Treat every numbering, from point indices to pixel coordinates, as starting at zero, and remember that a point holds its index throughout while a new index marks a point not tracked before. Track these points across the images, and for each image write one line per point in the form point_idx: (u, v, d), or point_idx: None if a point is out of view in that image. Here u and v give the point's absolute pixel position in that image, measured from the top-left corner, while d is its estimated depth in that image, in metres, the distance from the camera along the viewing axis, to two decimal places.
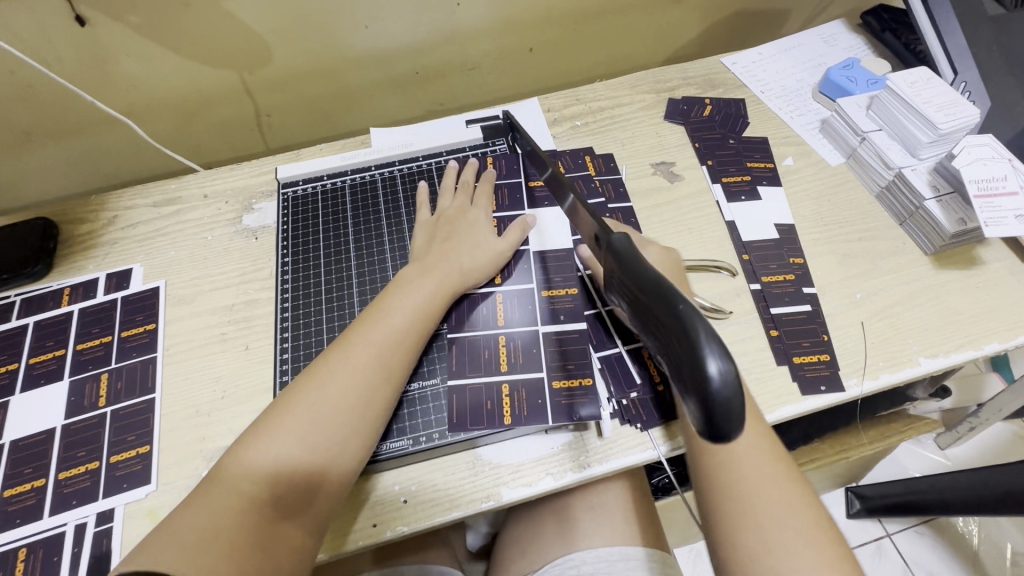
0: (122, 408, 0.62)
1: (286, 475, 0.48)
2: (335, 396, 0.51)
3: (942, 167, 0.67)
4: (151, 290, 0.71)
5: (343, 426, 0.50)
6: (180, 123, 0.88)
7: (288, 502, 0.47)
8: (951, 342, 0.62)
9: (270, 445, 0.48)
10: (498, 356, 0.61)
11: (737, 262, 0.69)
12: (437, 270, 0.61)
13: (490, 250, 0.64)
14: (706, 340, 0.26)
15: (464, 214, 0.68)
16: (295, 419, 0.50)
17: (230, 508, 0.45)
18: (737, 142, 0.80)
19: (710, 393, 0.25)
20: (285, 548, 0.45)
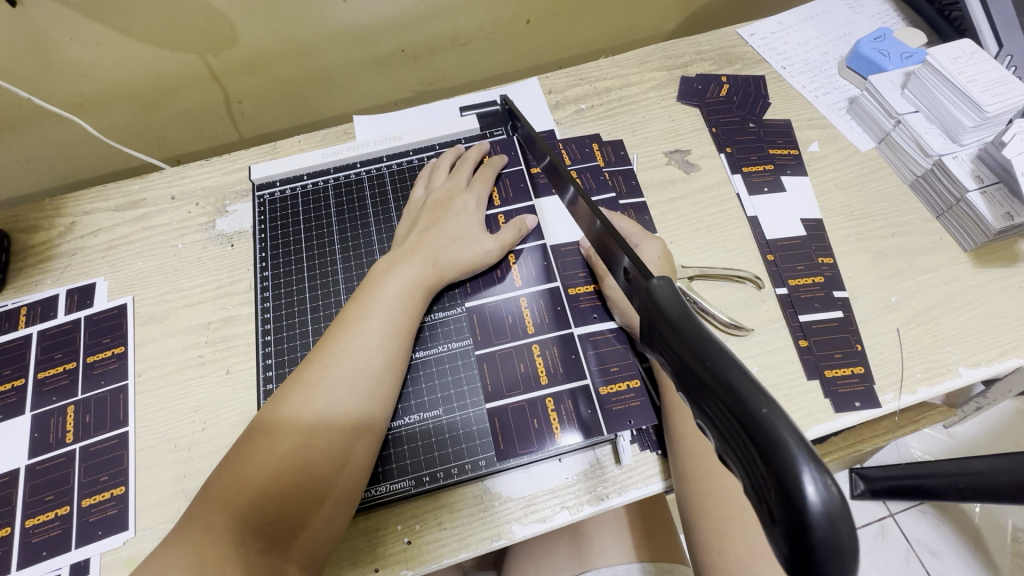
0: (92, 444, 0.56)
1: (273, 502, 0.42)
2: (323, 414, 0.46)
3: (988, 155, 0.61)
4: (118, 308, 0.64)
5: (333, 445, 0.45)
6: (140, 112, 0.79)
7: (278, 535, 0.42)
8: (994, 349, 0.58)
9: (255, 471, 0.43)
10: (537, 367, 0.56)
11: (761, 264, 0.63)
12: (416, 262, 0.55)
13: (478, 247, 0.58)
14: (798, 450, 0.20)
15: (453, 199, 0.60)
16: (281, 443, 0.44)
17: (211, 545, 0.39)
18: (758, 125, 0.73)
19: (811, 531, 0.19)
20: None
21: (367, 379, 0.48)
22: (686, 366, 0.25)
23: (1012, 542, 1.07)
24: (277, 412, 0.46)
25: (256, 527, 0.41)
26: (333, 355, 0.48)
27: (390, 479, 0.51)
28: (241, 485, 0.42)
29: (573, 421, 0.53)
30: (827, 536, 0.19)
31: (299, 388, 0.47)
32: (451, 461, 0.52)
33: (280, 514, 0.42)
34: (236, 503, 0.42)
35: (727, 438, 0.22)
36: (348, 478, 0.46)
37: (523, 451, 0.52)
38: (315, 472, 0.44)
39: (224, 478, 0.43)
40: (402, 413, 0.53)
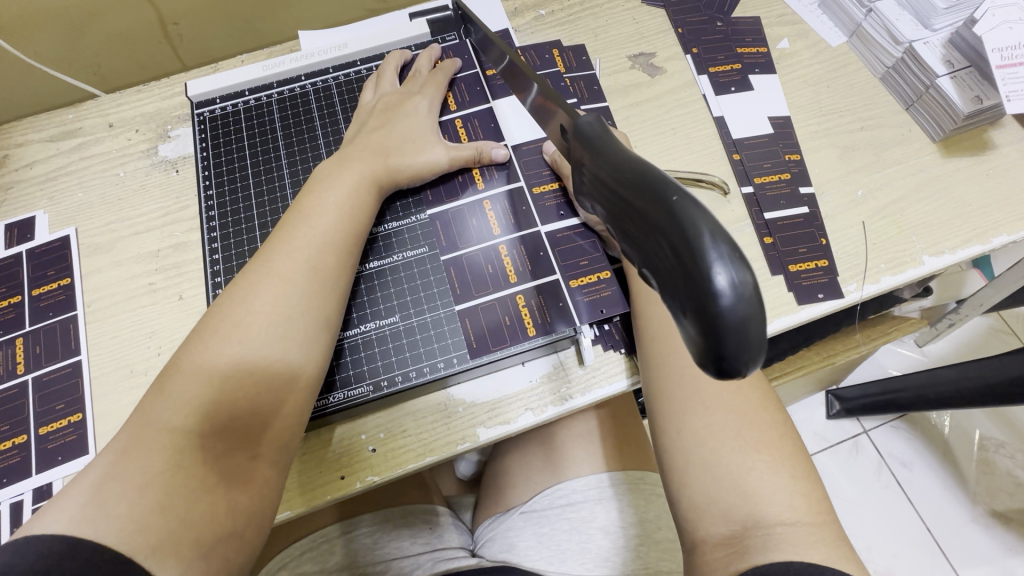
0: (45, 374, 0.55)
1: (225, 408, 0.41)
2: (273, 317, 0.44)
3: (959, 38, 0.59)
4: (61, 240, 0.61)
5: (285, 349, 0.44)
6: (67, 37, 0.73)
7: (238, 438, 0.41)
8: (957, 237, 0.57)
9: (199, 381, 0.41)
10: (505, 267, 0.54)
11: (727, 164, 0.61)
12: (359, 164, 0.52)
13: (426, 158, 0.55)
14: (714, 245, 0.22)
15: (405, 102, 0.57)
16: (228, 348, 0.42)
17: (161, 453, 0.38)
18: (726, 24, 0.70)
19: (724, 311, 0.22)
20: (245, 487, 0.41)
21: (318, 281, 0.46)
22: (621, 198, 0.27)
23: (979, 449, 1.10)
24: (223, 319, 0.43)
25: (211, 432, 0.40)
26: (285, 258, 0.46)
27: (348, 386, 0.51)
28: (182, 396, 0.40)
29: (543, 318, 0.52)
30: (736, 313, 0.21)
31: (242, 294, 0.44)
32: (410, 365, 0.51)
33: (237, 419, 0.41)
34: (184, 411, 0.40)
35: (653, 254, 0.25)
36: (308, 380, 0.45)
37: (495, 348, 0.51)
38: (272, 375, 0.43)
39: (165, 388, 0.41)
40: (358, 320, 0.52)
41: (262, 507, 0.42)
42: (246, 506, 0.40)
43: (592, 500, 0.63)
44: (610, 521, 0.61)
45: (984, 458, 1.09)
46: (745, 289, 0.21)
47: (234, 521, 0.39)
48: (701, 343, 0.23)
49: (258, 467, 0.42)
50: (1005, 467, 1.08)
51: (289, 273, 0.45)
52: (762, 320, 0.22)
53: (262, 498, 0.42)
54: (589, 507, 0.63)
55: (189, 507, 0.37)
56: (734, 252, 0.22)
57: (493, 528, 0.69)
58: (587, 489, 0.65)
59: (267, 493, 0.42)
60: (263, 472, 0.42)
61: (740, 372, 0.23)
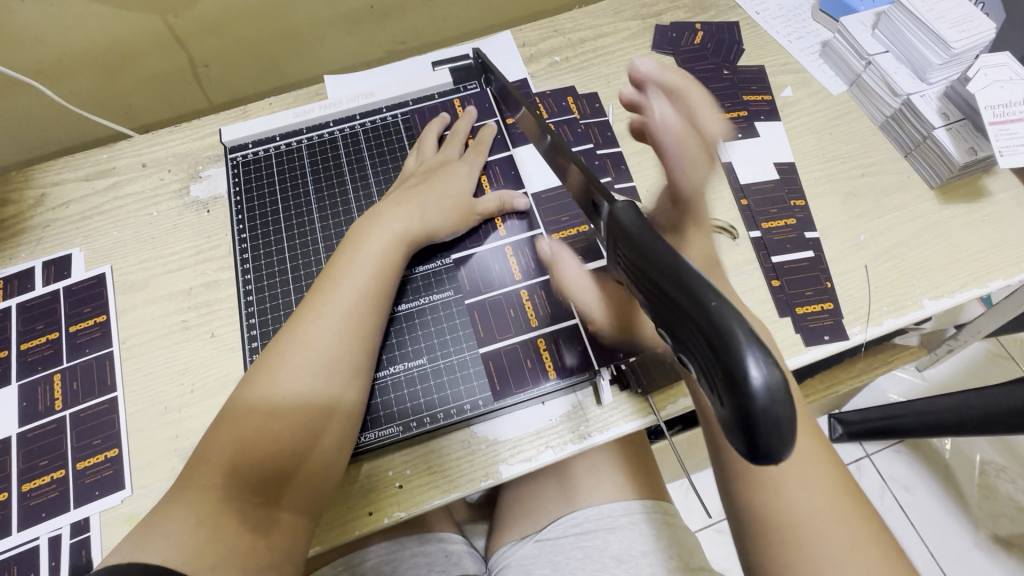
0: (82, 410, 0.57)
1: (261, 462, 0.44)
2: (306, 374, 0.47)
3: (954, 93, 0.62)
4: (96, 278, 0.64)
5: (317, 407, 0.47)
6: (103, 79, 0.76)
7: (272, 489, 0.44)
8: (956, 280, 0.60)
9: (244, 430, 0.45)
10: (525, 310, 0.57)
11: (735, 209, 0.64)
12: (390, 220, 0.55)
13: (455, 211, 0.58)
14: (746, 342, 0.25)
15: (445, 165, 0.61)
16: (267, 404, 0.46)
17: (207, 499, 0.42)
18: (732, 72, 0.73)
19: (758, 407, 0.24)
20: (280, 529, 0.44)
21: (349, 337, 0.49)
22: (658, 288, 0.29)
23: (980, 474, 1.11)
24: (263, 376, 0.47)
25: (249, 484, 0.44)
26: (322, 315, 0.49)
27: (378, 426, 0.53)
28: (229, 442, 0.45)
29: (562, 361, 0.55)
30: (770, 410, 0.24)
31: (280, 350, 0.48)
32: (437, 406, 0.54)
33: (274, 469, 0.45)
34: (227, 463, 0.44)
35: (688, 343, 0.27)
36: (338, 436, 0.48)
37: (518, 390, 0.54)
38: (305, 431, 0.46)
39: (213, 439, 0.45)
40: (388, 362, 0.55)
41: (297, 546, 0.45)
42: (278, 553, 0.44)
43: (606, 528, 0.65)
44: (622, 549, 0.63)
45: (985, 483, 1.11)
46: (779, 389, 0.23)
47: (267, 567, 0.43)
48: (737, 432, 0.25)
49: (289, 518, 0.45)
50: (1006, 491, 1.10)
51: (323, 328, 0.48)
52: (791, 413, 0.24)
53: (292, 545, 0.45)
54: (602, 536, 0.64)
55: (228, 549, 0.41)
56: (766, 349, 0.25)
57: (507, 555, 0.70)
58: (599, 518, 0.66)
59: (296, 541, 0.45)
60: (298, 515, 0.45)
61: (772, 458, 0.25)
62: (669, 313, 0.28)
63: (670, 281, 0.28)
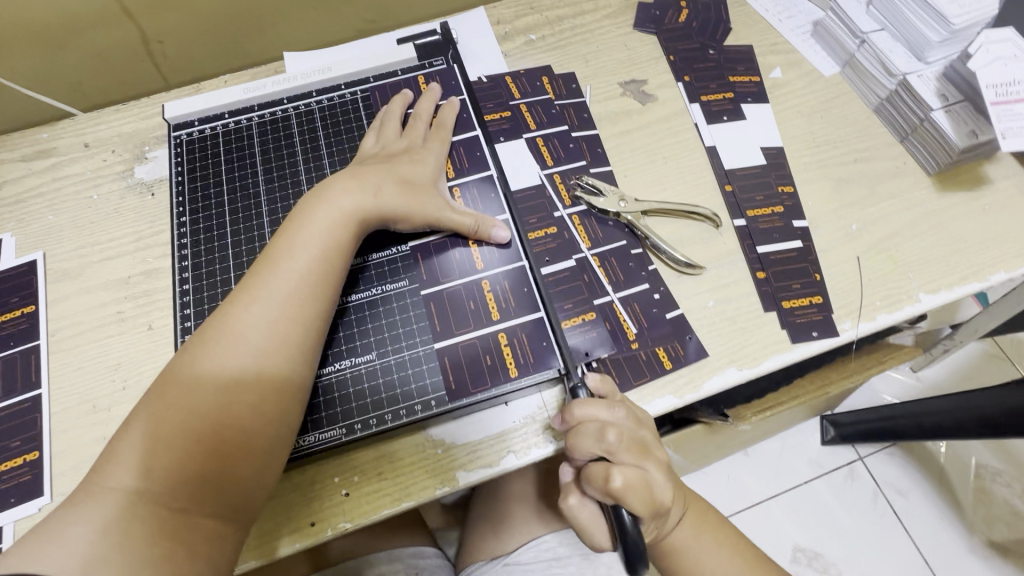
0: (2, 409, 0.52)
1: (182, 462, 0.40)
2: (235, 368, 0.43)
3: (954, 72, 0.58)
4: (27, 265, 0.59)
5: (246, 404, 0.43)
6: (47, 55, 0.72)
7: (195, 491, 0.40)
8: (955, 273, 0.56)
9: (166, 423, 0.41)
10: (486, 304, 0.52)
11: (718, 196, 0.60)
12: (340, 198, 0.50)
13: (411, 194, 0.52)
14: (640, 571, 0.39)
15: (407, 151, 0.56)
16: (189, 400, 0.42)
17: (117, 502, 0.38)
18: (718, 52, 0.69)
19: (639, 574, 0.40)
20: (200, 536, 0.40)
21: (287, 326, 0.45)
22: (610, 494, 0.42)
23: (975, 478, 1.08)
24: (187, 369, 0.43)
25: (166, 486, 0.40)
26: (258, 302, 0.45)
27: (320, 428, 0.48)
28: (147, 438, 0.41)
29: (526, 357, 0.50)
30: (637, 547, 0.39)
31: (209, 340, 0.44)
32: (386, 406, 0.49)
33: (196, 467, 0.40)
34: (142, 462, 0.40)
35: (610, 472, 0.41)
36: (272, 434, 0.43)
37: (475, 391, 0.49)
38: (232, 428, 0.42)
39: (128, 438, 0.41)
40: (333, 358, 0.50)
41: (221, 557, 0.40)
42: (201, 563, 0.39)
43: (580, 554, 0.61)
44: None
45: (980, 487, 1.07)
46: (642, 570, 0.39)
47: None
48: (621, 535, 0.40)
49: (212, 524, 0.40)
50: (1001, 496, 1.06)
51: (258, 314, 0.45)
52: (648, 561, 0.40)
53: (218, 554, 0.40)
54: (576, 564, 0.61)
55: (136, 559, 0.37)
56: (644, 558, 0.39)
57: None
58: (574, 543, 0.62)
59: (222, 549, 0.41)
60: (222, 522, 0.41)
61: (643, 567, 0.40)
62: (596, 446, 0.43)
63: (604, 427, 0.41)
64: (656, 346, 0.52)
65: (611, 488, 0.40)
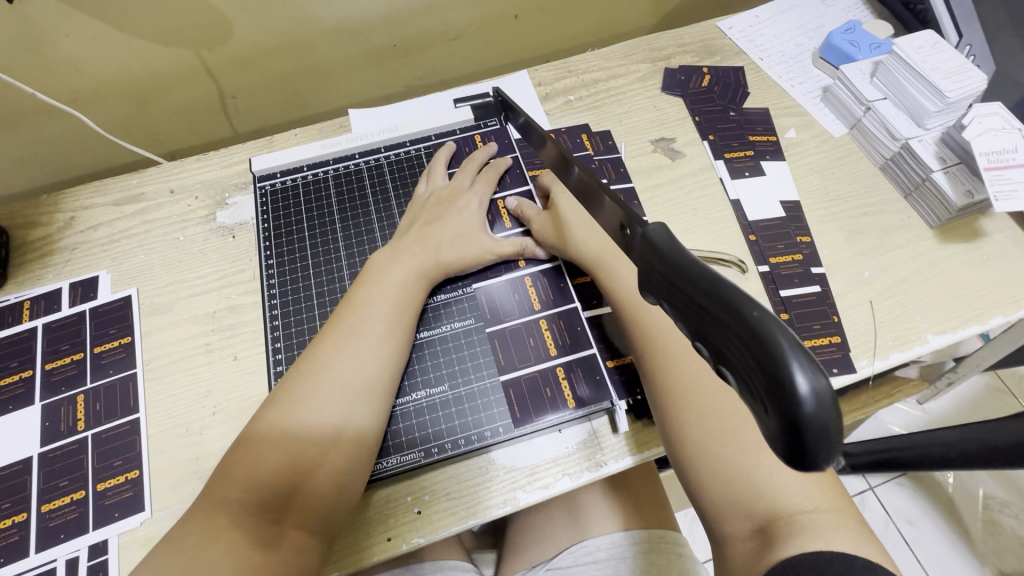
0: (104, 431, 0.58)
1: (277, 477, 0.46)
2: (323, 394, 0.49)
3: (950, 138, 0.66)
4: (123, 300, 0.65)
5: (330, 427, 0.48)
6: (135, 108, 0.80)
7: (286, 504, 0.46)
8: (958, 316, 0.62)
9: (262, 444, 0.47)
10: (534, 337, 0.59)
11: (744, 244, 0.67)
12: (411, 253, 0.58)
13: (467, 243, 0.60)
14: (789, 349, 0.22)
15: (455, 197, 0.63)
16: (284, 422, 0.48)
17: (221, 514, 0.44)
18: (738, 114, 0.77)
19: (807, 415, 0.21)
20: (289, 547, 0.45)
21: (367, 359, 0.51)
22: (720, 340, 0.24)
23: (983, 508, 1.12)
24: (282, 397, 0.49)
25: (264, 501, 0.45)
26: (343, 338, 0.52)
27: (400, 452, 0.54)
28: (247, 458, 0.46)
29: (581, 390, 0.57)
30: (821, 418, 0.21)
31: (299, 373, 0.51)
32: (458, 432, 0.55)
33: (286, 485, 0.46)
34: (245, 478, 0.46)
35: (732, 355, 0.24)
36: (351, 454, 0.49)
37: (537, 417, 0.56)
38: (316, 448, 0.47)
39: (233, 459, 0.47)
40: (410, 388, 0.56)
41: (306, 566, 0.45)
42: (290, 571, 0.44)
43: (617, 557, 0.65)
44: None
45: (988, 517, 1.11)
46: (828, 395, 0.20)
47: None
48: (784, 441, 0.22)
49: (300, 535, 0.46)
50: (1010, 526, 1.09)
51: (339, 351, 0.51)
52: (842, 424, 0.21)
53: (303, 564, 0.45)
54: (614, 565, 0.64)
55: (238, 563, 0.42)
56: (812, 357, 0.22)
57: None
58: (611, 548, 0.67)
59: (309, 559, 0.46)
60: (306, 535, 0.46)
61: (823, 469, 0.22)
62: (692, 326, 0.27)
63: (708, 293, 0.25)
64: None
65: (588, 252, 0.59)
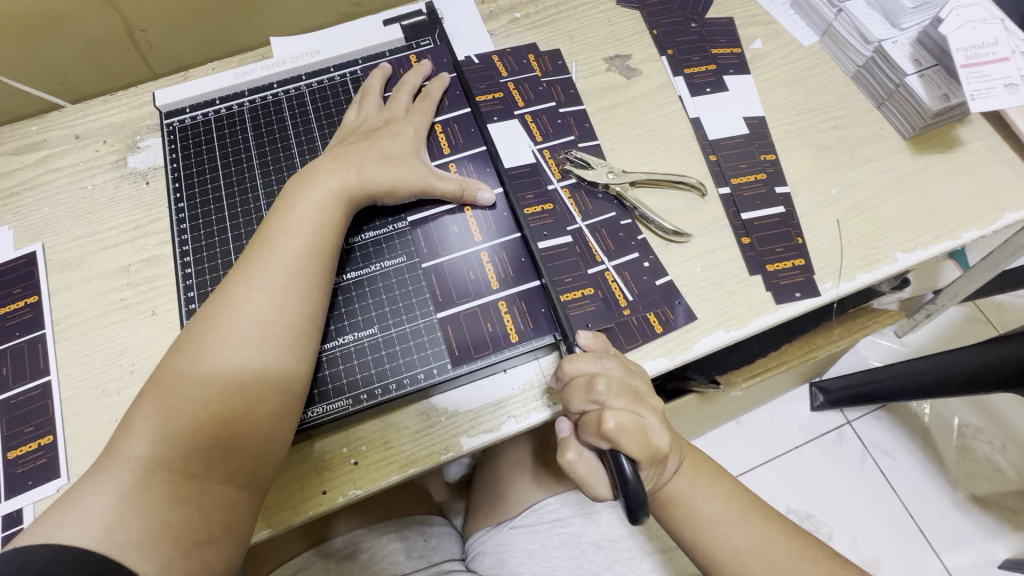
0: (13, 397, 0.54)
1: (194, 430, 0.42)
2: (236, 339, 0.44)
3: (927, 37, 0.60)
4: (27, 257, 0.60)
5: (252, 372, 0.44)
6: (30, 46, 0.71)
7: (209, 457, 0.42)
8: (930, 233, 0.58)
9: (171, 396, 0.42)
10: (461, 269, 0.54)
11: (703, 165, 0.62)
12: (327, 181, 0.51)
13: (392, 169, 0.54)
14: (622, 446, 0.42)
15: (386, 121, 0.58)
16: (197, 372, 0.43)
17: (129, 473, 0.40)
18: (700, 25, 0.70)
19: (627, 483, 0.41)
20: (213, 502, 0.41)
21: (285, 298, 0.46)
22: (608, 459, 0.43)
23: (957, 436, 1.11)
24: (190, 343, 0.45)
25: (178, 456, 0.41)
26: (254, 277, 0.46)
27: (327, 400, 0.50)
28: (154, 410, 0.42)
29: (526, 323, 0.53)
30: (635, 494, 0.40)
31: (209, 316, 0.46)
32: (390, 377, 0.51)
33: (201, 438, 0.42)
34: (155, 432, 0.41)
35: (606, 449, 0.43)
36: (276, 401, 0.45)
37: (477, 356, 0.52)
38: (236, 395, 0.43)
39: (136, 416, 0.42)
40: (336, 333, 0.52)
41: (237, 521, 0.42)
42: (217, 526, 0.41)
43: (583, 512, 0.63)
44: (600, 535, 0.62)
45: (962, 444, 1.11)
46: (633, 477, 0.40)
47: (205, 541, 0.40)
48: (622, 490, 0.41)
49: (224, 490, 0.42)
50: (983, 452, 1.10)
51: (254, 291, 0.46)
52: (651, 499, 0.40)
53: (234, 519, 0.42)
54: (580, 522, 0.62)
55: (157, 521, 0.38)
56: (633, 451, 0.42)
57: (482, 541, 0.67)
58: (576, 503, 0.63)
59: (238, 516, 0.42)
60: (233, 490, 0.42)
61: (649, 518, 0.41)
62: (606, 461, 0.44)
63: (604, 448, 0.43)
64: (647, 311, 0.54)
65: (605, 430, 0.42)
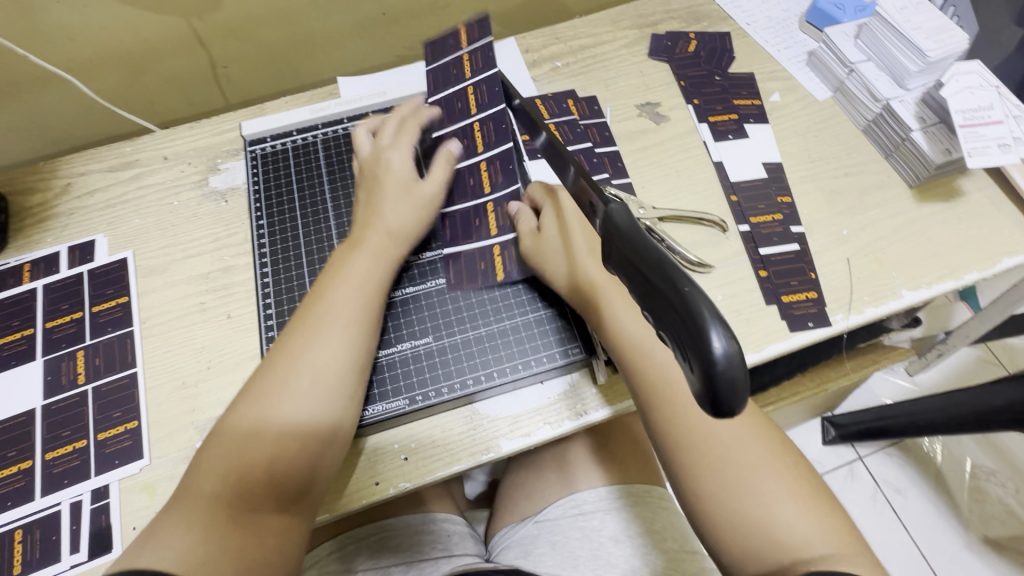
0: (103, 384, 0.60)
1: (251, 469, 0.46)
2: (293, 384, 0.49)
3: (930, 98, 0.67)
4: (119, 263, 0.67)
5: (305, 414, 0.48)
6: (129, 78, 0.81)
7: (264, 492, 0.46)
8: (933, 273, 0.63)
9: (233, 437, 0.47)
10: (494, 265, 0.62)
11: (725, 204, 0.68)
12: (365, 241, 0.58)
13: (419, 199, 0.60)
14: (710, 318, 0.30)
15: (378, 161, 0.62)
16: (258, 415, 0.48)
17: (199, 506, 0.45)
18: (723, 78, 0.78)
19: (719, 369, 0.30)
20: (267, 530, 0.45)
21: (337, 347, 0.51)
22: (659, 295, 0.33)
23: (970, 477, 1.13)
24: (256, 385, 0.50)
25: (242, 483, 0.46)
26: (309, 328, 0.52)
27: (384, 400, 0.56)
28: (222, 450, 0.47)
29: (562, 340, 0.59)
30: (728, 373, 0.29)
31: (272, 364, 0.51)
32: (442, 381, 0.57)
33: (256, 475, 0.46)
34: (221, 470, 0.46)
35: (668, 319, 0.33)
36: (322, 443, 0.49)
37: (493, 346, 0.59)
38: (287, 437, 0.47)
39: (208, 452, 0.48)
40: (394, 340, 0.59)
41: (289, 548, 0.46)
42: (270, 552, 0.45)
43: (604, 510, 0.67)
44: (619, 531, 0.64)
45: (975, 486, 1.12)
46: (734, 353, 0.29)
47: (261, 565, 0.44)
48: (707, 380, 0.30)
49: (277, 522, 0.46)
50: (996, 495, 1.10)
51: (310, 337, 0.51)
52: (746, 376, 0.30)
53: (286, 543, 0.46)
54: (600, 517, 0.66)
55: (220, 546, 0.43)
56: (726, 326, 0.30)
57: (508, 537, 0.71)
58: (598, 500, 0.68)
59: (291, 542, 0.47)
60: (285, 520, 0.47)
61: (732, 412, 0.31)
62: (645, 291, 0.34)
63: (662, 285, 0.33)
64: None
65: None
